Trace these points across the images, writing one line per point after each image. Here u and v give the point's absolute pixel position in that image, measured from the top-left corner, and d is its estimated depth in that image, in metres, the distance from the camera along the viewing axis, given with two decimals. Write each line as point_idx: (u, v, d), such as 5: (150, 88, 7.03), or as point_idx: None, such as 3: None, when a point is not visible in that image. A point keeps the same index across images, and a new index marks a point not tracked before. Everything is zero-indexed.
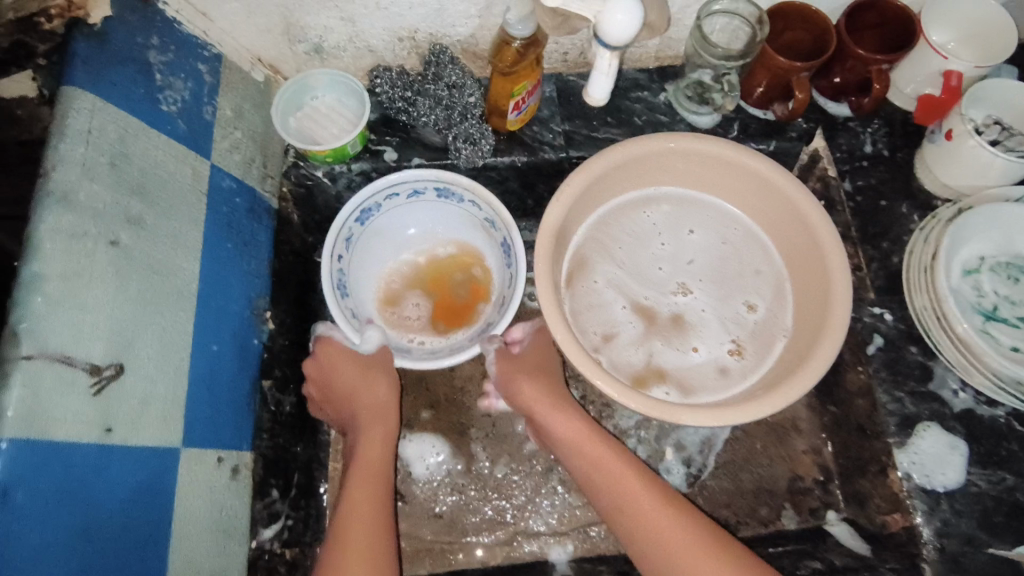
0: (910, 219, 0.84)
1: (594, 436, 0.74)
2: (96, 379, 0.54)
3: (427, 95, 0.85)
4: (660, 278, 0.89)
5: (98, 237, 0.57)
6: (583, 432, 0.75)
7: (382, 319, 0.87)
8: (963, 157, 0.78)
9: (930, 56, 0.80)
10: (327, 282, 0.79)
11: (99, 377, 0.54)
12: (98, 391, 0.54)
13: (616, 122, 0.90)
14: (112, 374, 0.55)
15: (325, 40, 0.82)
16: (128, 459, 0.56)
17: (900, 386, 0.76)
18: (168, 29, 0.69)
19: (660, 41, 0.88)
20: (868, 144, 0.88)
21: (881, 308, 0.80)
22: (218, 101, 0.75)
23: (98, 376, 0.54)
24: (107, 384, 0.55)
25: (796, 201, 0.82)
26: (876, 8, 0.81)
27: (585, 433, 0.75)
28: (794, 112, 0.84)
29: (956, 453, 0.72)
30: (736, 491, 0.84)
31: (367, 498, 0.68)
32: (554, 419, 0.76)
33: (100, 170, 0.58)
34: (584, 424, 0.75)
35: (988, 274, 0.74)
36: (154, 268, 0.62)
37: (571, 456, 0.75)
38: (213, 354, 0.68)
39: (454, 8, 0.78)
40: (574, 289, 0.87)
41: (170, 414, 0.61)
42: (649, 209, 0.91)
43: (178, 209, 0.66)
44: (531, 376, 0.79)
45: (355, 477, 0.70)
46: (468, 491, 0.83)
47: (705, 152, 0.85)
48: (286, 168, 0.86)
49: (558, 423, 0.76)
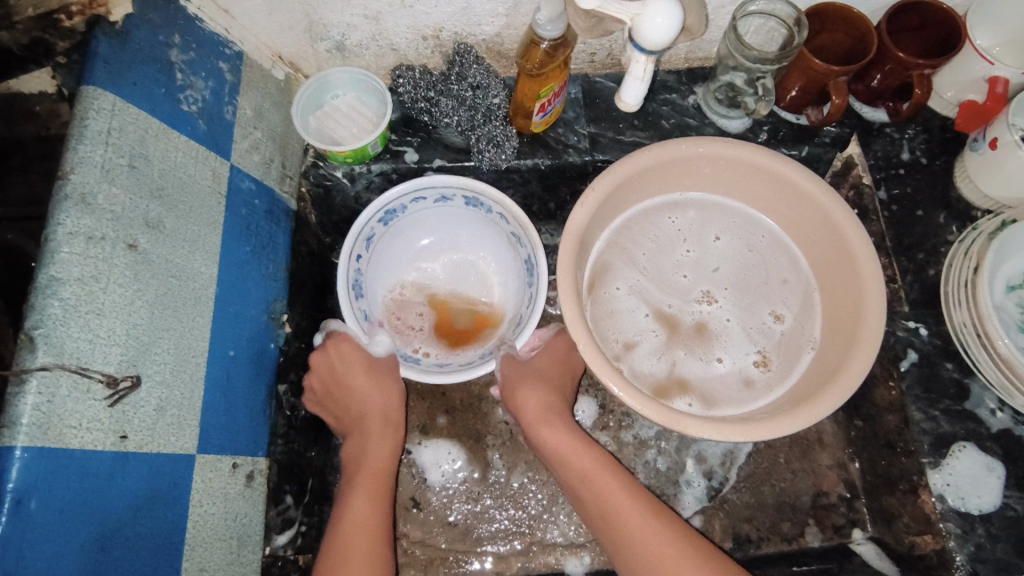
0: (948, 230, 0.81)
1: (592, 454, 0.72)
2: (113, 389, 0.53)
3: (450, 95, 0.83)
4: (684, 285, 0.87)
5: (116, 242, 0.56)
6: (580, 449, 0.73)
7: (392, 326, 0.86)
8: (1007, 168, 0.75)
9: (975, 61, 0.77)
10: (342, 281, 0.77)
11: (116, 388, 0.53)
12: (114, 401, 0.53)
13: (643, 125, 0.87)
14: (128, 385, 0.54)
15: (347, 38, 0.80)
16: (142, 470, 0.55)
17: (934, 404, 0.73)
18: (190, 27, 0.68)
19: (691, 42, 0.85)
20: (905, 151, 0.85)
21: (916, 322, 0.77)
22: (238, 100, 0.73)
23: (115, 387, 0.53)
24: (124, 393, 0.54)
25: (830, 209, 0.79)
26: (917, 10, 0.78)
27: (584, 450, 0.72)
28: (830, 117, 0.81)
29: (992, 475, 0.70)
30: (758, 505, 0.82)
31: (370, 515, 0.68)
32: (553, 435, 0.74)
33: (119, 172, 0.57)
34: (577, 440, 0.73)
35: None
36: (171, 272, 0.61)
37: (566, 472, 0.73)
38: (230, 359, 0.67)
39: (481, 7, 0.75)
40: (596, 296, 0.85)
41: (185, 423, 0.60)
42: (674, 214, 0.89)
43: (196, 212, 0.65)
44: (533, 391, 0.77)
45: (359, 489, 0.70)
46: (483, 500, 0.82)
47: (733, 157, 0.82)
48: (305, 168, 0.85)
49: (556, 440, 0.74)
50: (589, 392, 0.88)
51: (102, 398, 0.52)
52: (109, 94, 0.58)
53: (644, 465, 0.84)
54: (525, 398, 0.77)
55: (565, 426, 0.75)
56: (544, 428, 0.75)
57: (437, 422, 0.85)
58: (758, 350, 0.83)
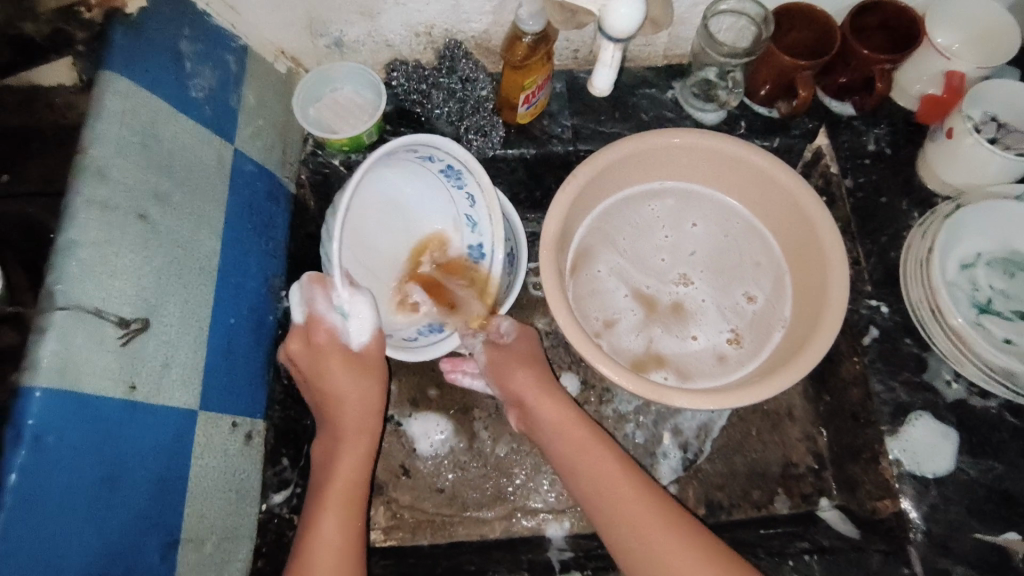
0: (909, 215, 0.86)
1: (585, 429, 0.77)
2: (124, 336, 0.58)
3: (440, 88, 0.89)
4: (663, 267, 0.92)
5: (129, 211, 0.61)
6: (572, 423, 0.77)
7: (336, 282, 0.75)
8: (961, 155, 0.79)
9: (933, 58, 0.82)
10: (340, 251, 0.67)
11: (126, 331, 0.58)
12: (124, 344, 0.58)
13: (623, 117, 0.93)
14: (138, 328, 0.59)
15: (345, 34, 0.86)
16: (149, 417, 0.60)
17: (893, 375, 0.78)
18: (199, 21, 0.74)
19: (668, 39, 0.90)
20: (870, 142, 0.90)
21: (878, 300, 0.81)
22: (242, 90, 0.79)
23: (125, 329, 0.58)
24: (133, 339, 0.59)
25: (798, 194, 0.84)
26: (880, 9, 0.83)
27: (573, 423, 0.77)
28: (799, 108, 0.86)
29: (947, 442, 0.74)
30: (730, 474, 0.86)
31: (335, 536, 0.67)
32: (544, 408, 0.78)
33: (132, 148, 0.62)
34: (572, 414, 0.78)
35: (983, 268, 0.75)
36: (178, 243, 0.66)
37: (558, 444, 0.77)
38: (231, 327, 0.72)
39: (469, 4, 0.81)
40: (578, 277, 0.90)
41: (189, 378, 0.65)
42: (653, 202, 0.93)
43: (202, 188, 0.70)
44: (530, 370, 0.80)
45: (327, 506, 0.69)
46: (469, 468, 0.87)
47: (705, 146, 0.87)
48: (305, 155, 0.90)
49: (551, 412, 0.78)
50: (572, 369, 0.92)
51: (113, 347, 0.57)
52: (124, 79, 0.63)
53: (623, 438, 0.89)
54: (516, 377, 0.80)
55: (558, 405, 0.78)
56: (537, 402, 0.79)
57: (427, 395, 0.90)
58: (732, 328, 0.88)
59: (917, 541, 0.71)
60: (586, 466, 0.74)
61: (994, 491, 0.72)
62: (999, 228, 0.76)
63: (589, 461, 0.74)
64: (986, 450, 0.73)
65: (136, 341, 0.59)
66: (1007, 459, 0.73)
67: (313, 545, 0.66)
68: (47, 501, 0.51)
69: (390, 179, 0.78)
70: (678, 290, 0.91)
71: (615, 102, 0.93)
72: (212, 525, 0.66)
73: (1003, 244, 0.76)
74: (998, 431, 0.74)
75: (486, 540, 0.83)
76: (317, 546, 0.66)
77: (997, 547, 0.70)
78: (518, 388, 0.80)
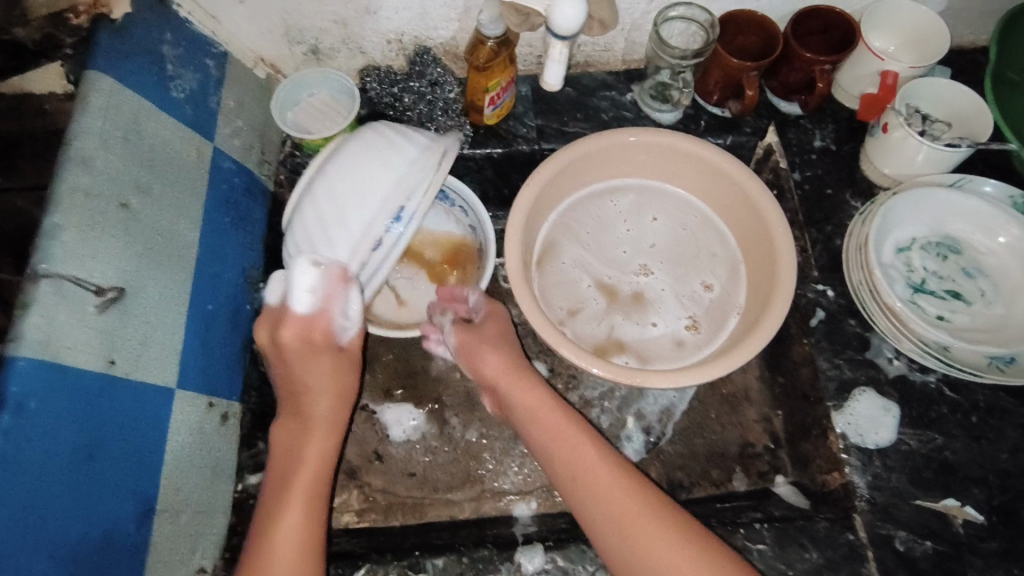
0: (852, 205, 0.91)
1: (564, 413, 0.78)
2: (103, 312, 0.62)
3: (410, 91, 0.95)
4: (625, 258, 0.97)
5: (111, 199, 0.65)
6: (550, 406, 0.79)
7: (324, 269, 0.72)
8: (895, 148, 0.85)
9: (868, 59, 0.88)
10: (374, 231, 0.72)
11: (104, 302, 0.62)
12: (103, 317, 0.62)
13: (584, 118, 0.98)
14: (115, 298, 0.63)
15: (321, 41, 0.91)
16: (127, 390, 0.63)
17: (838, 353, 0.82)
18: (181, 28, 0.79)
19: (625, 45, 0.96)
20: (817, 139, 0.96)
21: (824, 285, 0.86)
22: (222, 93, 0.84)
23: (104, 301, 0.62)
24: (112, 316, 0.63)
25: (748, 185, 0.89)
26: (818, 15, 0.90)
27: (549, 407, 0.79)
28: (747, 106, 0.93)
29: (888, 414, 0.78)
30: (690, 455, 0.90)
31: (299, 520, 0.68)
32: (521, 391, 0.81)
33: (115, 142, 0.67)
34: (552, 406, 0.79)
35: (918, 252, 0.80)
36: (158, 231, 0.70)
37: (536, 424, 0.78)
38: (209, 313, 0.76)
39: (436, 12, 0.87)
40: (543, 269, 0.94)
41: (167, 358, 0.68)
42: (615, 198, 0.98)
43: (182, 182, 0.75)
44: (499, 354, 0.83)
45: (295, 493, 0.69)
46: (440, 452, 0.90)
47: (663, 146, 0.93)
48: (283, 156, 0.95)
49: (530, 396, 0.80)
50: (540, 357, 0.96)
51: (93, 323, 0.61)
52: (108, 78, 0.68)
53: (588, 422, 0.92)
54: (494, 365, 0.83)
55: (536, 391, 0.80)
56: (516, 387, 0.81)
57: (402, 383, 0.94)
58: (689, 314, 0.93)
59: (862, 509, 0.74)
60: (562, 446, 0.76)
61: (933, 460, 0.76)
62: (933, 214, 0.82)
63: (567, 443, 0.76)
64: (925, 422, 0.78)
65: (116, 320, 0.63)
66: (945, 430, 0.77)
67: (280, 532, 0.66)
68: (27, 462, 0.54)
69: (340, 166, 0.75)
70: (640, 282, 0.95)
71: (577, 104, 0.99)
72: (188, 499, 0.69)
73: (936, 229, 0.82)
74: (936, 404, 0.79)
75: (456, 520, 0.86)
76: (283, 533, 0.66)
77: (939, 513, 0.73)
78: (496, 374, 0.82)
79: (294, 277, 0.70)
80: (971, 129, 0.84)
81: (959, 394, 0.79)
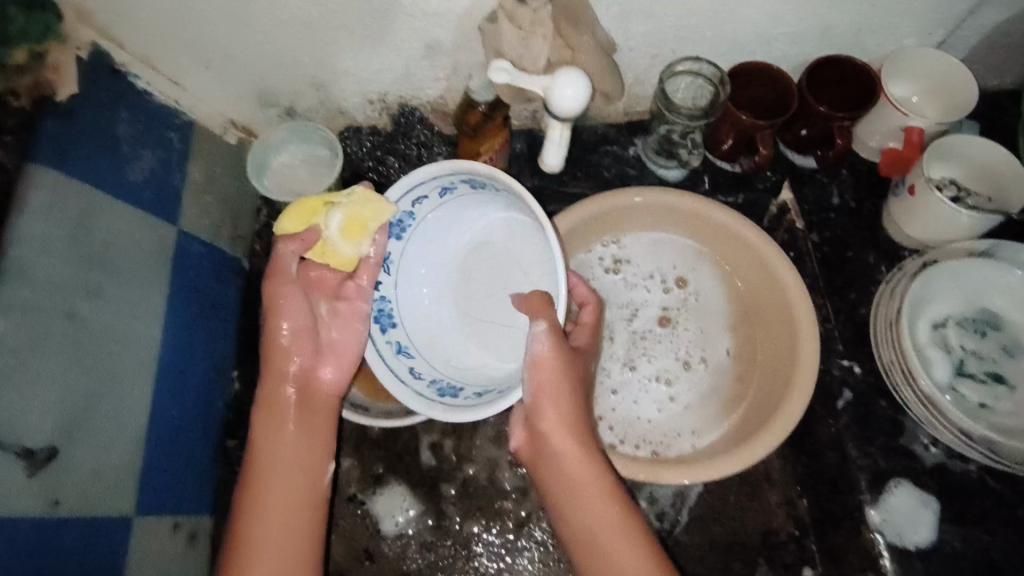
0: (877, 270, 0.85)
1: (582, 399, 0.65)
2: (30, 462, 0.53)
3: (395, 154, 0.90)
4: (460, 340, 0.76)
5: (54, 310, 0.57)
6: (570, 401, 0.63)
7: (403, 324, 0.73)
8: (926, 214, 0.79)
9: (891, 112, 0.83)
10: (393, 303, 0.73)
11: (32, 460, 0.53)
12: (33, 473, 0.53)
13: (585, 176, 0.92)
14: (46, 457, 0.54)
15: (297, 103, 0.84)
16: (76, 531, 0.56)
17: (869, 441, 0.76)
18: (140, 102, 0.72)
19: (626, 99, 0.90)
20: (834, 196, 0.90)
21: (850, 360, 0.80)
22: (189, 168, 0.77)
23: (31, 459, 0.53)
24: (43, 466, 0.54)
25: (766, 252, 0.83)
26: (834, 65, 0.83)
27: (568, 404, 0.63)
28: (760, 165, 0.87)
29: (926, 510, 0.72)
30: (710, 545, 0.79)
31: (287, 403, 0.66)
32: (561, 374, 0.63)
33: (59, 244, 0.59)
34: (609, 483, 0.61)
35: (955, 329, 0.74)
36: (114, 339, 0.62)
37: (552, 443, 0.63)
38: (174, 421, 0.68)
39: (422, 73, 0.81)
40: (428, 333, 0.75)
41: (126, 485, 0.61)
42: (446, 215, 0.74)
43: (137, 275, 0.66)
44: (573, 402, 0.63)
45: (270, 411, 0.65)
46: (436, 548, 0.83)
47: (659, 203, 0.86)
48: (258, 229, 0.87)
49: (545, 379, 0.63)
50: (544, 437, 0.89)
51: (20, 470, 0.52)
52: (53, 170, 0.60)
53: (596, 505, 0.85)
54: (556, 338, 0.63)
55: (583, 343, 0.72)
56: (547, 368, 0.63)
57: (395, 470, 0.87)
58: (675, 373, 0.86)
59: None
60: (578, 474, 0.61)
61: (978, 562, 0.70)
62: (967, 289, 0.76)
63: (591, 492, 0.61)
64: (968, 519, 0.72)
65: (55, 469, 0.55)
66: (990, 527, 0.71)
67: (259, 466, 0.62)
68: None
69: (430, 241, 0.75)
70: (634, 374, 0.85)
71: (577, 161, 0.92)
72: None
73: (973, 304, 0.76)
74: (979, 498, 0.72)
75: None
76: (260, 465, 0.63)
77: None
78: (539, 377, 0.63)
79: (438, 331, 0.76)
80: (1004, 191, 0.79)
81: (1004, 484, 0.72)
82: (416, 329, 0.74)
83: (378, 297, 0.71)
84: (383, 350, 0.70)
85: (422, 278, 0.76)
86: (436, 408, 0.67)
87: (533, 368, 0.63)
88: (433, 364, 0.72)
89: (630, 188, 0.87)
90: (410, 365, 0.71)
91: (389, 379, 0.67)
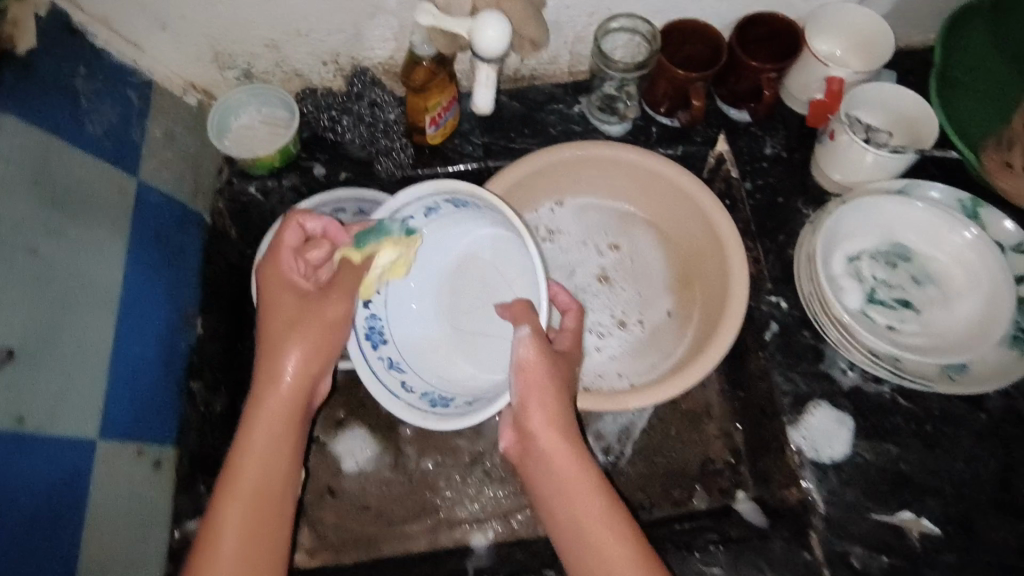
0: (805, 213, 0.91)
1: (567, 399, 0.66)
2: None
3: (350, 113, 0.93)
4: (449, 355, 0.77)
5: (17, 247, 0.62)
6: (554, 400, 0.64)
7: (394, 339, 0.75)
8: (843, 157, 0.84)
9: (813, 65, 0.88)
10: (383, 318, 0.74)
11: None
12: None
13: (532, 132, 0.97)
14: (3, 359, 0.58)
15: (253, 65, 0.89)
16: (38, 446, 0.60)
17: (793, 367, 0.81)
18: (98, 60, 0.76)
19: (569, 58, 0.95)
20: (767, 146, 0.95)
21: (777, 296, 0.85)
22: (148, 124, 0.81)
23: None
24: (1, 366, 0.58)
25: (698, 197, 0.87)
26: (762, 22, 0.89)
27: (552, 400, 0.64)
28: (695, 117, 0.92)
29: (843, 428, 0.78)
30: (651, 475, 0.86)
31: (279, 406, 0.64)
32: (545, 376, 0.64)
33: (21, 188, 0.63)
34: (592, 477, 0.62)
35: (867, 262, 0.81)
36: (76, 277, 0.66)
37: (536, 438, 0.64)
38: (135, 357, 0.73)
39: (370, 33, 0.85)
40: (417, 346, 0.76)
41: (87, 410, 0.65)
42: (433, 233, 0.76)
43: (99, 220, 0.71)
44: (558, 401, 0.64)
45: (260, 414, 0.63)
46: (394, 483, 0.88)
47: (598, 155, 0.90)
48: (219, 187, 0.92)
49: (529, 381, 0.64)
50: None
51: None
52: (14, 118, 0.64)
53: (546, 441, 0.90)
54: (539, 342, 0.65)
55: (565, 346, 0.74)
56: (533, 371, 0.64)
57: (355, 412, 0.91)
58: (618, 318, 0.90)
59: (819, 528, 0.74)
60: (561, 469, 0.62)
61: (889, 473, 0.76)
62: (878, 224, 0.82)
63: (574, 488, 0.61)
64: (880, 434, 0.77)
65: (12, 380, 0.59)
66: (899, 441, 0.77)
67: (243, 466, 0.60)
68: None
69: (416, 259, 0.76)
70: None
71: (525, 119, 0.97)
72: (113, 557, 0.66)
73: (884, 239, 0.82)
74: (892, 415, 0.78)
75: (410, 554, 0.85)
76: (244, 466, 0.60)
77: (893, 526, 0.74)
78: (526, 382, 0.64)
79: (427, 347, 0.77)
80: (914, 135, 0.85)
81: (913, 403, 0.79)
82: (406, 344, 0.75)
83: (369, 314, 0.73)
84: (376, 364, 0.72)
85: (411, 294, 0.77)
86: (429, 418, 0.70)
87: (518, 372, 0.65)
88: (424, 377, 0.75)
89: (568, 141, 0.90)
90: (401, 379, 0.73)
91: (384, 396, 0.71)
